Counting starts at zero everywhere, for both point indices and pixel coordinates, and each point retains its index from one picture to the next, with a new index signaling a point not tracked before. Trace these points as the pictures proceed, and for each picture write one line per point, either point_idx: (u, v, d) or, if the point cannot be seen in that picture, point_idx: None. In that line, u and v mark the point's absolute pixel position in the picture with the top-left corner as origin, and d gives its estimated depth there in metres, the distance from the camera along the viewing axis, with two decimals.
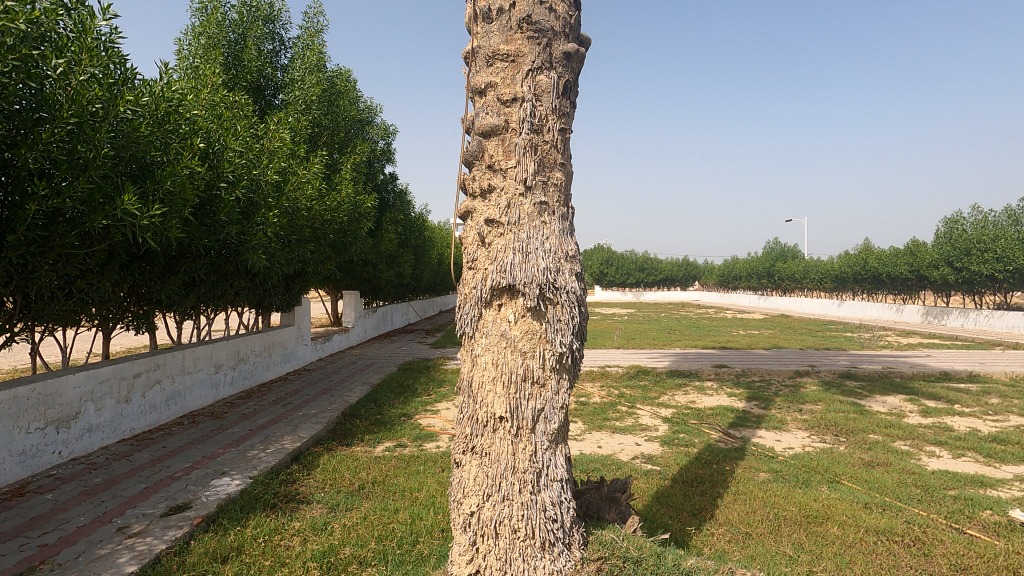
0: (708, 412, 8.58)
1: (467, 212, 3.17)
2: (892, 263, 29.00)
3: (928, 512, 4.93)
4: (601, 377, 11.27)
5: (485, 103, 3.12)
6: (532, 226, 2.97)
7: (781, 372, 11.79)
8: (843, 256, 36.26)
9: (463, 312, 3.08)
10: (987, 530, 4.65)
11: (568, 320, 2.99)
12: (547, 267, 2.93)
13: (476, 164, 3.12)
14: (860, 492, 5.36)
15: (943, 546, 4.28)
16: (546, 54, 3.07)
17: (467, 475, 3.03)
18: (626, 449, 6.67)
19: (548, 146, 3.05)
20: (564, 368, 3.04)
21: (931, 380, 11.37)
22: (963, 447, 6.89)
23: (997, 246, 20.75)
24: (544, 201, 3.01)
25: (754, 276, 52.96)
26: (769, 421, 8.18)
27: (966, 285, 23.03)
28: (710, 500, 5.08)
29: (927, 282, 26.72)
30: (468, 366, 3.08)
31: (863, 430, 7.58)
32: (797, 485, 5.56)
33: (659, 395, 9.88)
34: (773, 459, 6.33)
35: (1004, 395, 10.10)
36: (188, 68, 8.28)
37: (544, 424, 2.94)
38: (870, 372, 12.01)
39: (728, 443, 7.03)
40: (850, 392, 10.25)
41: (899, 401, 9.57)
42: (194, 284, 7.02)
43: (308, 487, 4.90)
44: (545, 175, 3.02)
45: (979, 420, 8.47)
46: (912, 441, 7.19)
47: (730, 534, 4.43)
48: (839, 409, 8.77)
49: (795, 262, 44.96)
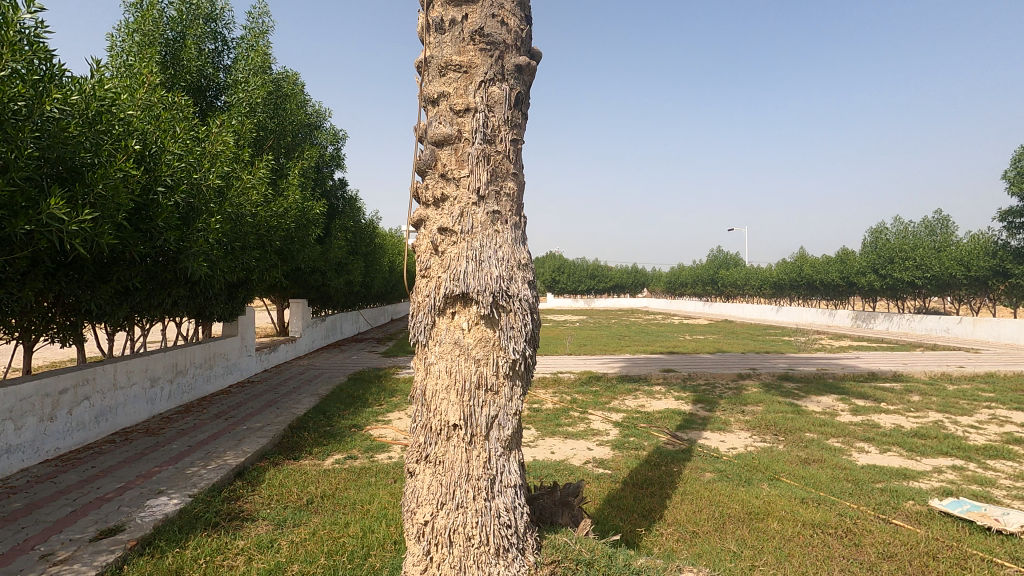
0: (657, 415, 8.83)
1: (420, 220, 3.17)
2: (824, 270, 30.65)
3: (858, 505, 5.26)
4: (554, 384, 11.40)
5: (438, 112, 3.14)
6: (485, 235, 2.99)
7: (725, 376, 12.28)
8: (780, 265, 38.23)
9: (417, 320, 3.08)
10: (910, 519, 5.00)
11: (521, 327, 3.01)
12: (499, 275, 2.95)
13: (429, 172, 3.13)
14: (797, 488, 5.66)
15: (871, 536, 4.58)
16: (498, 66, 3.10)
17: (421, 484, 3.00)
18: (578, 454, 6.78)
19: (501, 156, 3.09)
20: (518, 375, 3.04)
21: (861, 380, 12.12)
22: (888, 443, 7.39)
23: (916, 255, 22.38)
24: (496, 211, 3.04)
25: (698, 283, 54.87)
26: (713, 423, 8.49)
27: (890, 290, 24.68)
28: (659, 501, 5.23)
29: (855, 288, 28.45)
30: (421, 375, 3.07)
31: (799, 429, 7.99)
32: (739, 483, 5.81)
33: (610, 400, 10.10)
34: (718, 460, 6.58)
35: (923, 392, 10.88)
36: (121, 66, 7.88)
37: (497, 431, 2.95)
38: (806, 374, 12.68)
39: (675, 445, 7.26)
40: (788, 393, 10.80)
41: (832, 401, 10.16)
42: (128, 293, 6.67)
43: (252, 503, 4.72)
44: (497, 184, 3.06)
45: (902, 417, 9.09)
46: (844, 438, 7.65)
47: (678, 533, 4.58)
48: (778, 410, 9.23)
49: (736, 270, 46.97)
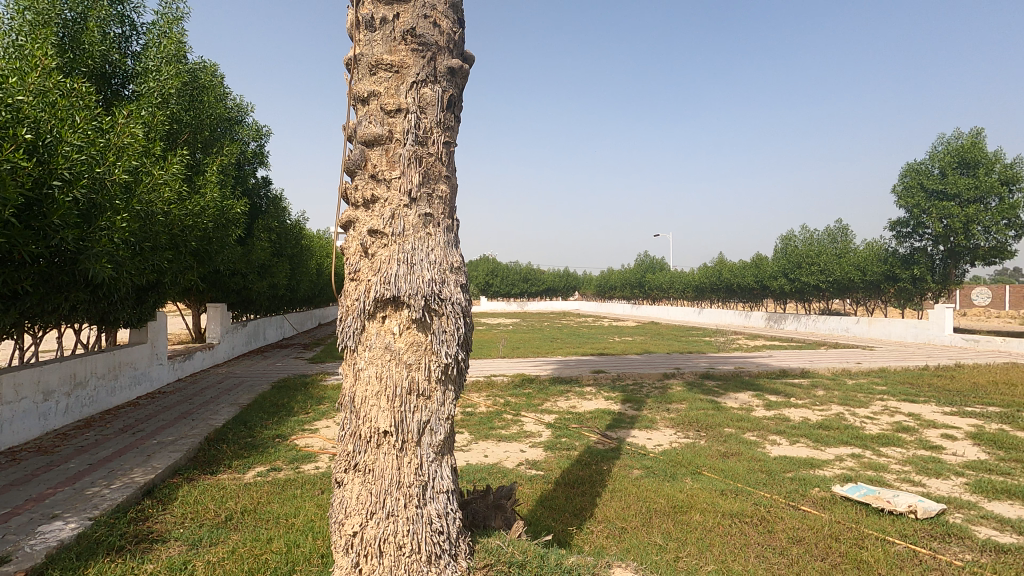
0: (587, 416, 9.05)
1: (349, 221, 3.08)
2: (740, 274, 32.63)
3: (771, 494, 5.63)
4: (488, 387, 11.42)
5: (368, 112, 3.06)
6: (416, 237, 2.95)
7: (652, 375, 12.78)
8: (701, 270, 40.32)
9: (346, 325, 2.99)
10: (816, 505, 5.42)
11: (453, 331, 2.98)
12: (432, 279, 2.91)
13: (359, 173, 3.05)
14: (717, 481, 5.98)
15: (783, 522, 4.92)
16: (431, 67, 3.07)
17: (349, 494, 2.91)
18: (511, 457, 6.81)
19: (433, 158, 3.06)
20: (450, 379, 3.02)
21: (773, 377, 13.00)
22: (797, 435, 7.96)
23: (820, 261, 24.31)
24: (428, 213, 3.00)
25: (626, 286, 56.81)
26: (640, 421, 8.81)
27: (798, 293, 26.65)
28: (590, 499, 5.36)
29: (768, 291, 30.50)
30: (350, 381, 2.98)
31: (719, 425, 8.45)
32: (664, 478, 6.06)
33: (542, 402, 10.23)
34: (645, 456, 6.84)
35: (826, 387, 11.82)
36: (9, 46, 7.11)
37: (429, 436, 2.91)
38: (725, 372, 13.44)
39: (605, 444, 7.47)
40: (708, 390, 11.40)
41: (748, 397, 10.82)
42: (16, 297, 6.02)
43: (163, 523, 4.38)
44: (429, 187, 3.02)
45: (809, 410, 9.83)
46: (758, 432, 8.17)
47: (608, 530, 4.71)
48: (700, 407, 9.72)
49: (662, 274, 49.05)
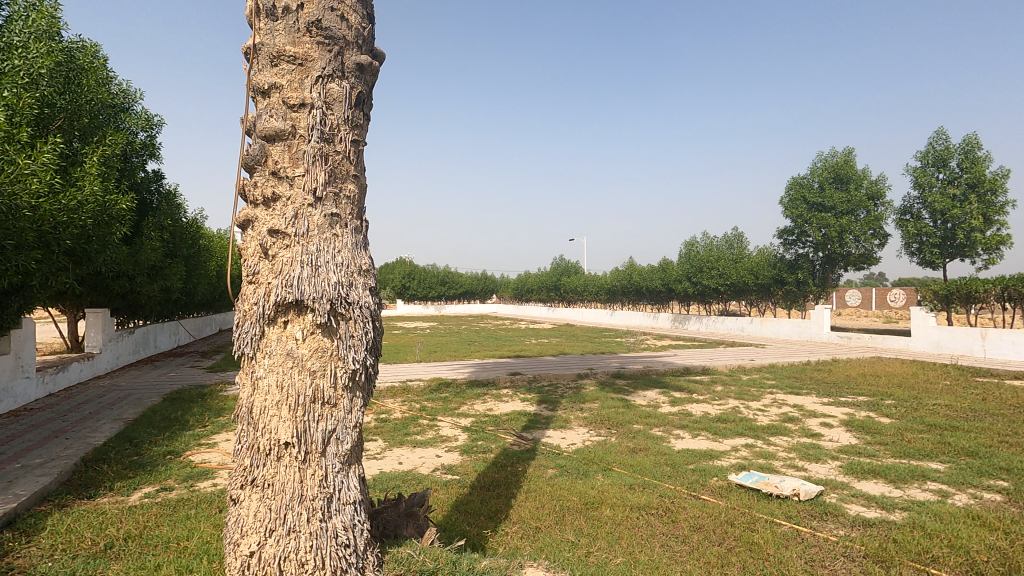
0: (504, 418, 9.11)
1: (246, 220, 2.89)
2: (649, 278, 34.36)
3: (675, 485, 5.96)
4: (403, 392, 11.19)
5: (269, 105, 2.89)
6: (322, 239, 2.83)
7: (566, 376, 13.12)
8: (612, 273, 42.01)
9: (243, 331, 2.80)
10: (714, 493, 5.80)
11: (361, 336, 2.87)
12: (338, 282, 2.80)
13: (258, 169, 2.87)
14: (626, 476, 6.24)
15: (685, 511, 5.22)
16: (337, 62, 2.95)
17: (247, 512, 2.73)
18: (427, 462, 6.71)
19: (340, 157, 2.94)
20: (358, 386, 2.90)
21: (678, 375, 13.79)
22: (698, 428, 8.50)
23: (719, 265, 26.15)
24: (335, 213, 2.88)
25: (543, 289, 57.97)
26: (555, 421, 9.01)
27: (700, 296, 28.49)
28: (505, 501, 5.39)
29: (673, 294, 32.35)
30: (248, 391, 2.79)
31: (628, 422, 8.83)
32: (577, 476, 6.23)
33: (459, 405, 10.19)
34: (559, 456, 6.99)
35: (724, 383, 12.71)
36: None
37: (335, 446, 2.78)
38: (635, 371, 14.08)
39: (520, 445, 7.56)
40: (619, 389, 11.88)
41: (655, 394, 11.40)
42: None
43: (27, 558, 3.87)
44: (336, 186, 2.90)
45: (709, 404, 10.53)
46: (664, 427, 8.62)
47: (523, 531, 4.76)
48: (611, 405, 10.11)
49: (576, 277, 50.57)
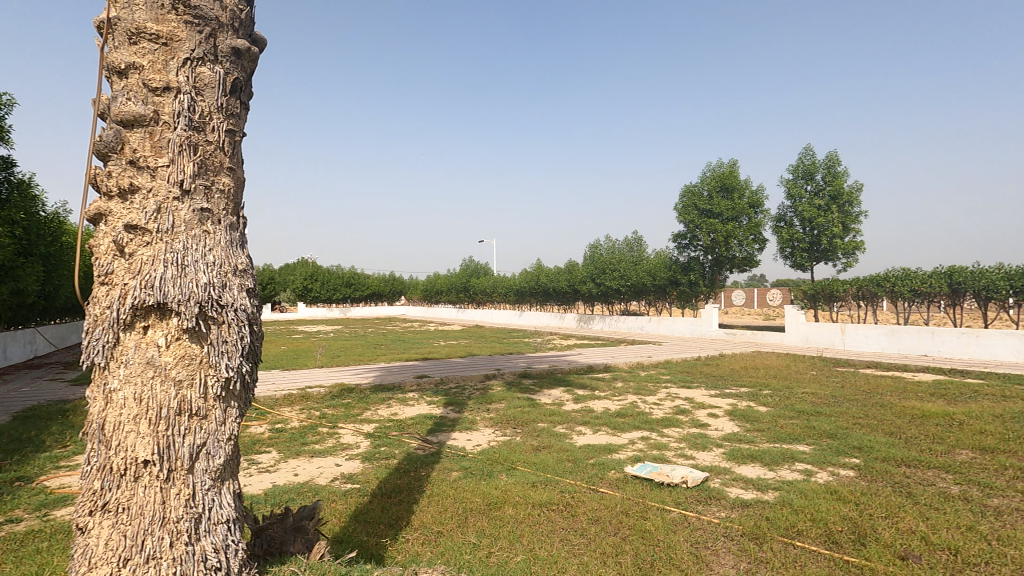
0: (409, 422, 8.92)
1: (99, 215, 2.58)
2: (556, 279, 35.30)
3: (575, 480, 6.14)
4: (302, 400, 10.62)
5: (127, 87, 2.61)
6: (190, 236, 2.59)
7: (474, 377, 13.11)
8: (521, 275, 42.70)
9: (93, 338, 2.50)
10: (612, 485, 6.05)
11: (235, 341, 2.67)
12: (208, 283, 2.58)
13: (113, 157, 2.57)
14: (529, 474, 6.33)
15: (584, 505, 5.38)
16: (209, 45, 2.72)
17: (96, 541, 2.43)
18: (325, 472, 6.41)
19: (212, 148, 2.72)
20: (232, 395, 2.69)
21: (581, 373, 14.27)
22: (599, 424, 8.83)
23: (621, 267, 27.41)
24: (206, 209, 2.66)
25: (452, 291, 57.66)
26: (461, 423, 8.97)
27: (603, 296, 29.70)
28: (407, 507, 5.27)
29: (579, 295, 33.48)
30: (100, 405, 2.50)
31: (533, 420, 8.99)
32: (481, 477, 6.24)
33: (362, 411, 9.84)
34: (463, 457, 6.96)
35: (624, 379, 13.33)
36: None
37: (205, 461, 2.55)
38: (541, 370, 14.38)
39: (425, 449, 7.43)
40: (525, 389, 12.08)
41: (559, 392, 11.72)
42: None
43: None
44: (207, 179, 2.68)
45: (609, 400, 10.99)
46: (567, 424, 8.88)
47: (424, 536, 4.67)
48: (517, 405, 10.24)
49: (486, 279, 50.86)
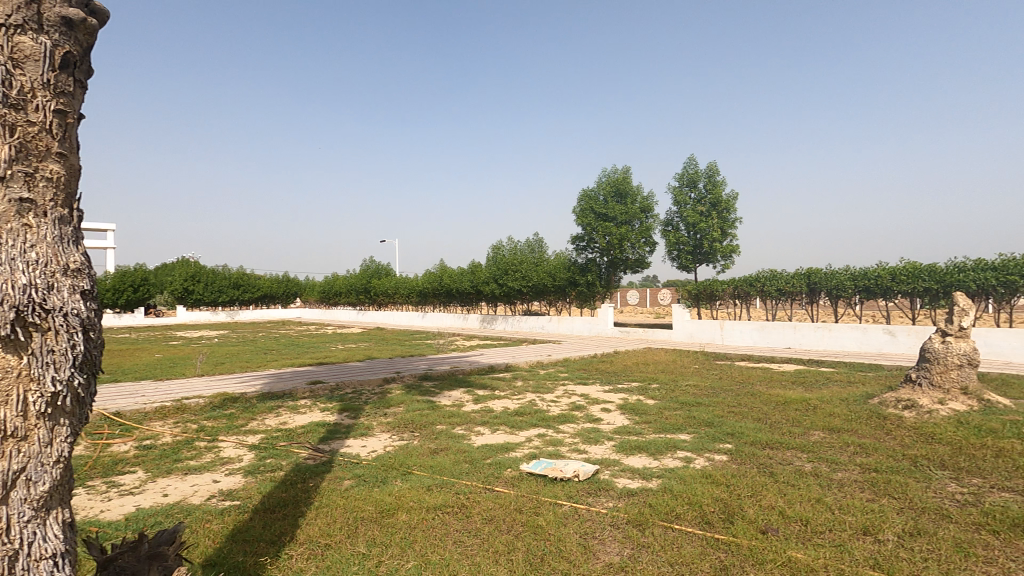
0: (298, 431, 8.44)
1: None
2: (459, 280, 35.20)
3: (471, 481, 6.13)
4: (176, 413, 9.68)
5: None
6: (5, 230, 2.26)
7: (372, 381, 12.70)
8: (424, 275, 42.09)
9: None
10: (507, 484, 6.11)
11: (65, 350, 2.36)
12: (28, 285, 2.26)
13: None
14: (425, 478, 6.23)
15: (479, 505, 5.39)
16: (31, 12, 2.38)
17: None
18: (200, 490, 5.88)
19: (35, 129, 2.38)
20: (62, 412, 2.37)
21: (482, 373, 14.33)
22: (497, 423, 8.91)
23: (522, 268, 27.90)
24: (26, 199, 2.32)
25: (352, 292, 55.58)
26: (356, 429, 8.64)
27: (505, 297, 30.08)
28: (292, 522, 4.96)
29: (482, 296, 33.63)
30: None
31: (431, 423, 8.87)
32: (375, 484, 6.03)
33: (246, 422, 9.16)
34: (357, 465, 6.71)
35: (523, 378, 13.57)
36: None
37: (24, 490, 2.22)
38: (442, 371, 14.24)
39: (315, 459, 7.06)
40: (425, 391, 11.90)
41: (460, 393, 11.68)
42: None
43: None
44: (28, 165, 2.34)
45: (509, 399, 11.13)
46: (465, 425, 8.86)
47: (310, 551, 4.43)
48: (416, 408, 10.06)
49: (388, 280, 49.59)
